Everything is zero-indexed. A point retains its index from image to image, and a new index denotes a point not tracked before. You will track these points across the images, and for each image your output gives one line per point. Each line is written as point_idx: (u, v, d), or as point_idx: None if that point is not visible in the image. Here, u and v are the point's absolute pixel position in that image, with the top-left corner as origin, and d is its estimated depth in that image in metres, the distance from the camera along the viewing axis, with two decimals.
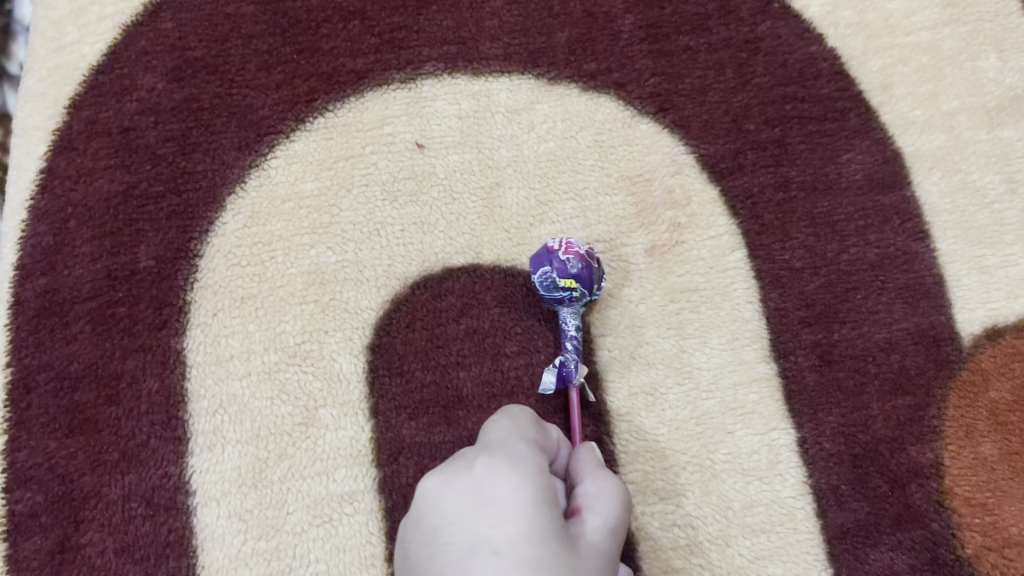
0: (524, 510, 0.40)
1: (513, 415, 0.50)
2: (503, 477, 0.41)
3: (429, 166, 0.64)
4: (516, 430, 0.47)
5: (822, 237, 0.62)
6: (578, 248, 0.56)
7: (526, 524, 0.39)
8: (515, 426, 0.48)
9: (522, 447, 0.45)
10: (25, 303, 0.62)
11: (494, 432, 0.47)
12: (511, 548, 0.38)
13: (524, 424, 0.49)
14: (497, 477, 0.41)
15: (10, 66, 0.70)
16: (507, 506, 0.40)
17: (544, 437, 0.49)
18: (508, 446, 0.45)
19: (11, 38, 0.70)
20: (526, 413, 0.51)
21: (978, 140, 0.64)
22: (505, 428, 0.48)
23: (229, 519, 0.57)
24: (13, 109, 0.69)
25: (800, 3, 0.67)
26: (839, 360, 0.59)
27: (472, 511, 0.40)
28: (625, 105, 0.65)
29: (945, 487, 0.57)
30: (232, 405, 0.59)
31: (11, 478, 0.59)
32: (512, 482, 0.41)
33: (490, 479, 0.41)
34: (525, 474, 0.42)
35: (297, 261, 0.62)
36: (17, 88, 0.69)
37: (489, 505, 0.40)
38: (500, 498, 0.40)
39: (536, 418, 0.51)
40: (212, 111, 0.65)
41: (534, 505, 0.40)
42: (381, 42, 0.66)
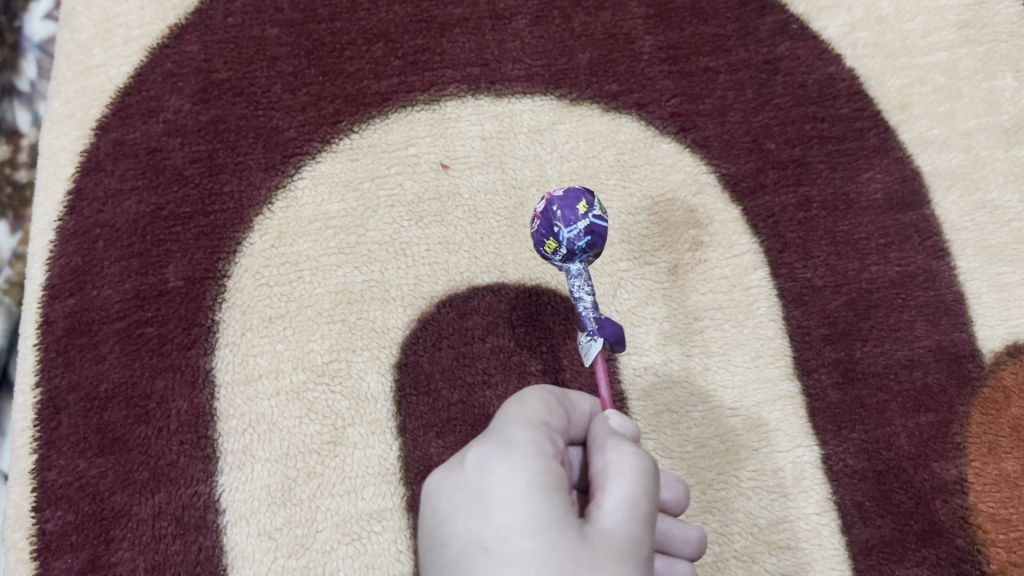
0: (514, 501, 0.39)
1: (530, 389, 0.46)
2: (494, 465, 0.40)
3: (453, 187, 0.65)
4: (523, 404, 0.44)
5: (843, 255, 0.62)
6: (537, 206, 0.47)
7: (515, 518, 0.38)
8: (525, 401, 0.44)
9: (520, 428, 0.42)
10: (54, 323, 0.62)
11: (499, 410, 0.44)
12: (501, 546, 0.38)
13: (539, 394, 0.45)
14: (487, 467, 0.40)
15: (21, 83, 0.72)
16: (497, 498, 0.39)
17: (561, 407, 0.45)
18: (509, 426, 0.42)
19: (20, 54, 0.73)
20: (540, 386, 0.46)
21: (995, 159, 0.65)
22: (513, 403, 0.44)
23: (259, 537, 0.58)
24: (25, 126, 0.72)
25: (818, 24, 0.68)
26: (862, 378, 0.60)
27: (464, 507, 0.39)
28: (647, 125, 0.66)
29: (969, 504, 0.57)
30: (261, 424, 0.60)
31: (40, 497, 0.59)
32: (503, 469, 0.40)
33: (483, 470, 0.40)
34: (516, 461, 0.40)
35: (324, 280, 0.63)
36: (30, 106, 0.72)
37: (479, 500, 0.39)
38: (491, 490, 0.39)
39: (556, 388, 0.47)
40: (238, 132, 0.66)
41: (528, 493, 0.39)
42: (405, 65, 0.67)
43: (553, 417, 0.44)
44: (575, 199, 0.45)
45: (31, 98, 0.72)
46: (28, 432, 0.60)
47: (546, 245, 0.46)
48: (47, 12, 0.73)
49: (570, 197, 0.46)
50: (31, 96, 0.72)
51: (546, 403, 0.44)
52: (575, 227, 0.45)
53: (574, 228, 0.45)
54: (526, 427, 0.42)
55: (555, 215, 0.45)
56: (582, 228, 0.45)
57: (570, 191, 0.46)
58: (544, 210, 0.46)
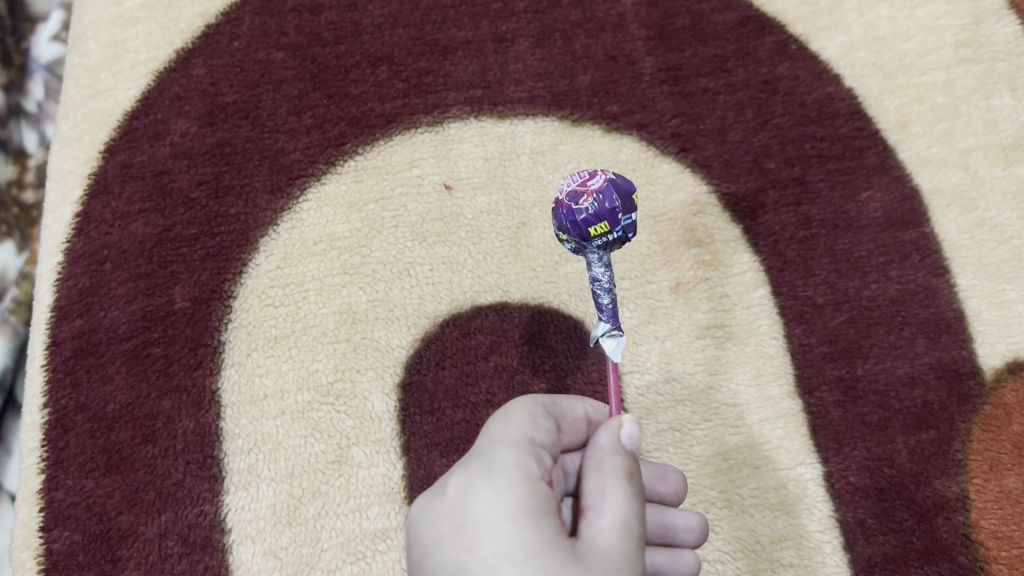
0: (500, 529, 0.39)
1: (514, 403, 0.46)
2: (478, 492, 0.41)
3: (457, 208, 0.66)
4: (505, 422, 0.44)
5: (843, 273, 0.63)
6: (571, 182, 0.43)
7: (502, 546, 0.39)
8: (507, 417, 0.45)
9: (505, 450, 0.42)
10: (61, 344, 0.63)
11: (485, 430, 0.45)
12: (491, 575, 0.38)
13: (525, 408, 0.46)
14: (471, 494, 0.41)
15: (28, 104, 0.73)
16: (483, 526, 0.39)
17: (550, 420, 0.46)
18: (494, 448, 0.43)
19: (28, 76, 0.74)
20: (524, 399, 0.47)
21: (994, 177, 0.65)
22: (497, 421, 0.45)
23: (264, 556, 0.58)
24: (31, 147, 0.73)
25: (816, 45, 0.69)
26: (864, 395, 0.60)
27: (450, 536, 0.40)
28: (648, 146, 0.67)
29: (971, 521, 0.57)
30: (267, 444, 0.60)
31: (48, 517, 0.59)
32: (486, 495, 0.40)
33: (466, 497, 0.41)
34: (500, 486, 0.40)
35: (328, 300, 0.64)
36: (37, 128, 0.73)
37: (465, 529, 0.40)
38: (475, 518, 0.40)
39: (544, 398, 0.48)
40: (244, 155, 0.67)
41: (514, 520, 0.39)
42: (409, 87, 0.68)
43: (540, 434, 0.45)
44: (629, 187, 0.43)
45: (38, 118, 0.73)
46: (35, 452, 0.61)
47: (592, 227, 0.42)
48: (54, 34, 0.75)
49: (624, 184, 0.43)
50: (38, 117, 0.73)
51: (533, 419, 0.45)
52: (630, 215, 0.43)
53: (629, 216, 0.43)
54: (511, 449, 0.42)
55: (601, 199, 0.42)
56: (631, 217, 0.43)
57: (619, 177, 0.43)
58: (592, 190, 0.42)
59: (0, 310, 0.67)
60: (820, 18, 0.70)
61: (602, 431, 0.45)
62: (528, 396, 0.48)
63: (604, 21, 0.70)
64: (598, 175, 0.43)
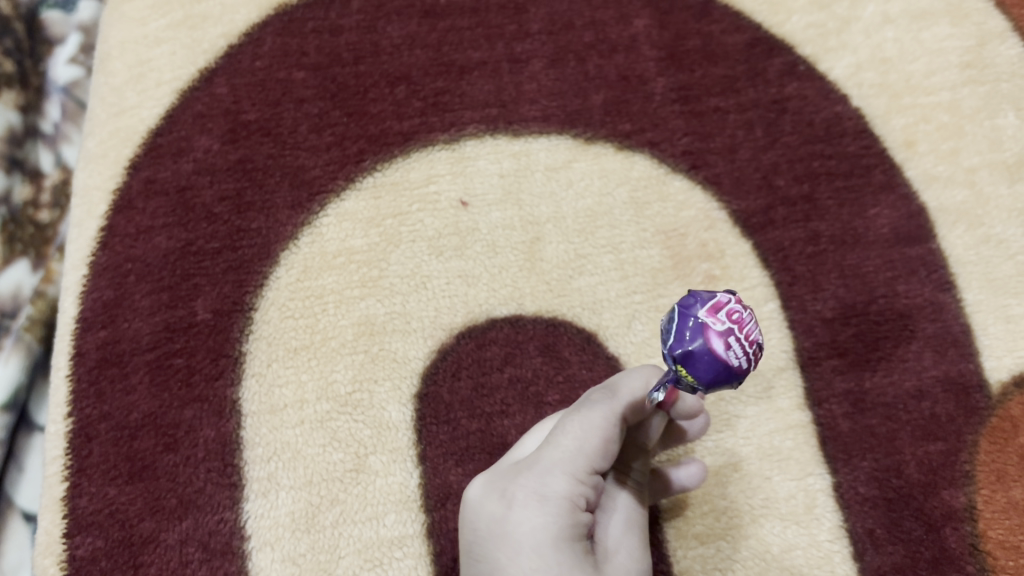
0: (542, 552, 0.44)
1: (598, 408, 0.48)
2: (529, 512, 0.45)
3: (473, 223, 0.67)
4: (574, 438, 0.47)
5: (852, 288, 0.64)
6: (729, 340, 0.37)
7: (541, 564, 0.44)
8: (580, 432, 0.47)
9: (563, 478, 0.46)
10: (85, 354, 0.65)
11: (556, 439, 0.48)
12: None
13: (604, 422, 0.47)
14: (524, 511, 0.45)
15: (44, 125, 0.75)
16: (527, 547, 0.44)
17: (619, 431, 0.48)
18: (554, 470, 0.46)
19: (45, 97, 0.75)
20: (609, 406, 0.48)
21: (999, 195, 0.67)
22: (568, 432, 0.47)
23: (282, 563, 0.59)
24: (47, 167, 0.74)
25: (824, 66, 0.71)
26: (872, 408, 0.61)
27: (496, 542, 0.45)
28: (659, 163, 0.68)
29: (978, 531, 0.58)
30: (286, 452, 0.61)
31: (70, 523, 0.60)
32: (536, 521, 0.45)
33: (519, 511, 0.46)
34: (550, 515, 0.45)
35: (347, 312, 0.65)
36: (55, 150, 0.74)
37: (511, 540, 0.45)
38: (523, 534, 0.45)
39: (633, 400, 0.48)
40: (265, 171, 0.69)
41: (557, 546, 0.44)
42: (426, 106, 0.70)
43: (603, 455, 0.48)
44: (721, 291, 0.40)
45: (54, 139, 0.75)
46: (59, 460, 0.62)
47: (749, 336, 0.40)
48: (72, 57, 0.77)
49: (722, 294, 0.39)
50: (55, 138, 0.75)
51: (605, 445, 0.47)
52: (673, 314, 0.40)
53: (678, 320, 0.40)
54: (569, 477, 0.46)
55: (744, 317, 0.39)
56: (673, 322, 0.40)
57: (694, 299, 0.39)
58: (734, 305, 0.38)
59: (14, 327, 0.67)
60: (828, 40, 0.72)
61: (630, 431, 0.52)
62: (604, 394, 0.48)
63: (616, 42, 0.72)
64: (711, 313, 0.38)
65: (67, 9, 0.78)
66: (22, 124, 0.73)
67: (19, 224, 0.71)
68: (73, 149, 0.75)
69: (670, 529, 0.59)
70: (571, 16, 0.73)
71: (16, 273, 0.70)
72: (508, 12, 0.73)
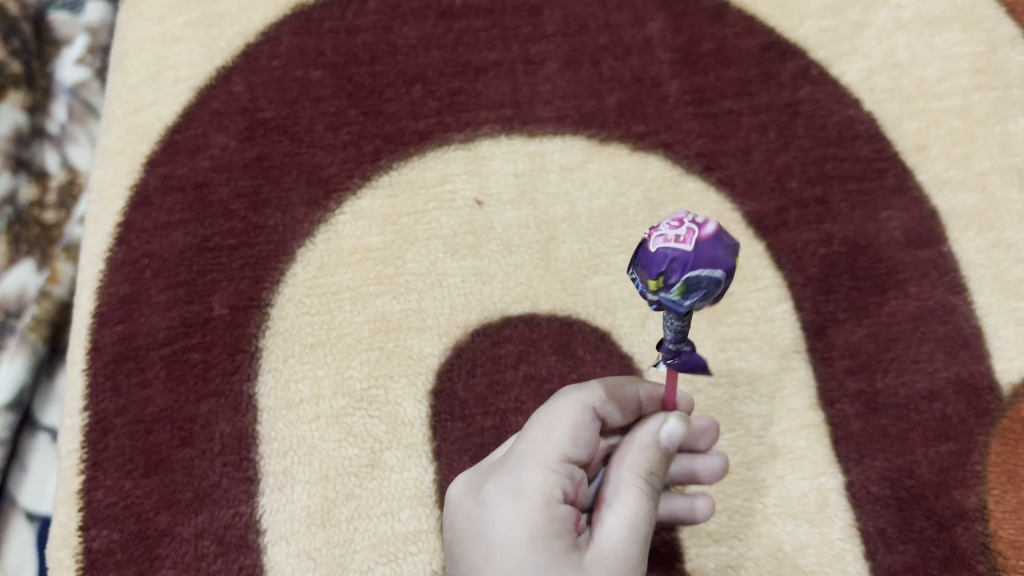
0: (516, 550, 0.46)
1: (566, 404, 0.50)
2: (503, 512, 0.47)
3: (487, 222, 0.68)
4: (544, 433, 0.49)
5: (864, 290, 0.65)
6: (698, 221, 0.38)
7: (516, 563, 0.45)
8: (549, 427, 0.49)
9: (535, 472, 0.48)
10: (102, 348, 0.65)
11: (529, 436, 0.50)
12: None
13: (572, 416, 0.50)
14: (497, 511, 0.47)
15: (51, 125, 0.75)
16: (500, 544, 0.46)
17: (595, 425, 0.50)
18: (526, 468, 0.48)
19: (51, 98, 0.76)
20: (576, 402, 0.50)
21: (1010, 199, 0.67)
22: (540, 429, 0.50)
23: (298, 557, 0.59)
24: (54, 167, 0.74)
25: (837, 70, 0.72)
26: (884, 408, 0.61)
27: (472, 541, 0.47)
28: (673, 164, 0.69)
29: (990, 531, 0.58)
30: (302, 447, 0.62)
31: (86, 516, 0.61)
32: (510, 519, 0.47)
33: (492, 511, 0.47)
34: (525, 513, 0.47)
35: (362, 309, 0.65)
36: (62, 150, 0.75)
37: (485, 540, 0.47)
38: (497, 533, 0.46)
39: (600, 394, 0.51)
40: (282, 168, 0.69)
41: (530, 543, 0.46)
42: (442, 106, 0.71)
43: (577, 447, 0.49)
44: (642, 267, 0.38)
45: (61, 140, 0.75)
46: (75, 454, 0.62)
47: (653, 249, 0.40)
48: (79, 58, 0.77)
49: (643, 263, 0.38)
50: (61, 139, 0.75)
51: (575, 436, 0.49)
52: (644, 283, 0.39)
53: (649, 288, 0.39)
54: (541, 471, 0.48)
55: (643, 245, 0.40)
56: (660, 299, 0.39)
57: (670, 261, 0.37)
58: (658, 233, 0.38)
59: (21, 327, 0.68)
60: (841, 44, 0.72)
61: (646, 427, 0.51)
62: (577, 390, 0.51)
63: (630, 45, 0.73)
64: (681, 241, 0.37)
65: (75, 10, 0.79)
66: (28, 124, 0.73)
67: (25, 225, 0.71)
68: (80, 150, 0.75)
69: (683, 527, 0.59)
70: (585, 18, 0.74)
71: (20, 274, 0.70)
72: (523, 14, 0.74)
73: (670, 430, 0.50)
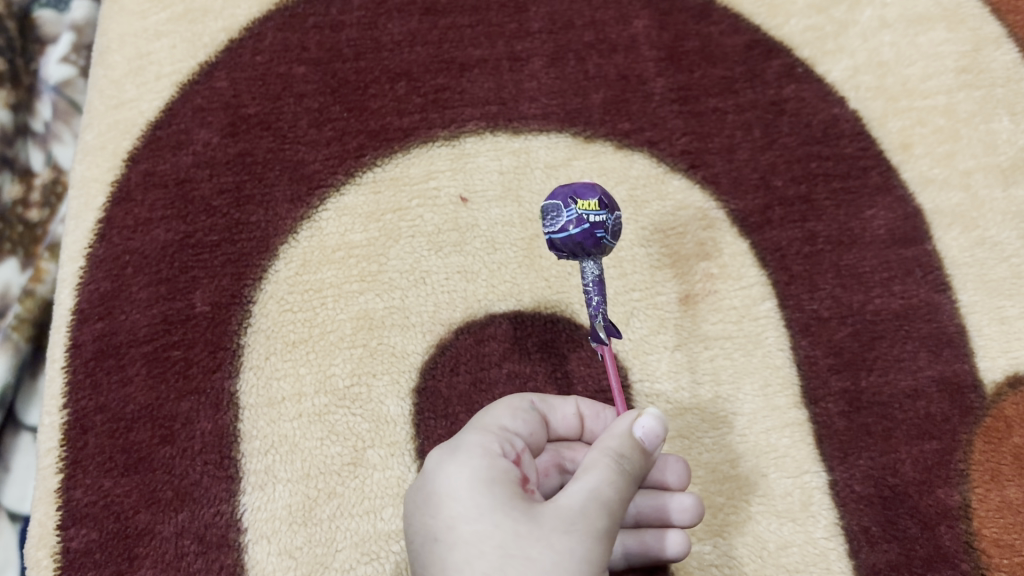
0: (458, 494, 0.45)
1: (507, 399, 0.54)
2: (445, 466, 0.46)
3: (472, 219, 0.68)
4: (483, 412, 0.52)
5: (848, 288, 0.65)
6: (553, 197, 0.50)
7: (459, 506, 0.44)
8: (490, 410, 0.52)
9: (473, 432, 0.49)
10: (82, 346, 0.64)
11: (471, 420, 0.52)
12: (448, 532, 0.44)
13: (511, 402, 0.53)
14: (440, 467, 0.47)
15: (35, 124, 0.74)
16: (444, 493, 0.45)
17: (535, 414, 0.53)
18: (465, 434, 0.49)
19: (36, 97, 0.75)
20: (516, 397, 0.54)
21: (994, 198, 0.67)
22: (483, 412, 0.52)
23: (279, 556, 0.59)
24: (38, 167, 0.74)
25: (822, 68, 0.72)
26: (868, 406, 0.61)
27: (422, 506, 0.46)
28: (658, 162, 0.69)
29: (973, 529, 0.58)
30: (283, 446, 0.61)
31: (65, 515, 0.60)
32: (452, 470, 0.46)
33: (435, 471, 0.47)
34: (463, 462, 0.46)
35: (346, 306, 0.65)
36: (46, 150, 0.74)
37: (432, 498, 0.46)
38: (441, 487, 0.46)
39: (537, 395, 0.55)
40: (265, 165, 0.69)
41: (471, 485, 0.45)
42: (426, 102, 0.70)
43: (516, 423, 0.51)
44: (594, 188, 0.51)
45: (45, 139, 0.74)
46: (54, 452, 0.62)
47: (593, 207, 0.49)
48: (64, 57, 0.76)
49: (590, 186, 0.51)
50: (45, 137, 0.74)
51: (514, 413, 0.52)
52: (574, 211, 0.49)
53: (586, 229, 0.49)
54: (478, 431, 0.49)
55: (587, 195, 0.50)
56: (612, 216, 0.50)
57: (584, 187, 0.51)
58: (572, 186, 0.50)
59: (1, 327, 0.67)
60: (825, 43, 0.73)
61: (623, 421, 0.49)
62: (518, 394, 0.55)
63: (616, 42, 0.73)
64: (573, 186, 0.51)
65: (59, 8, 0.78)
66: (11, 123, 0.72)
67: (9, 224, 0.71)
68: (63, 149, 0.74)
69: None
70: (571, 16, 0.74)
71: (3, 274, 0.69)
72: (508, 11, 0.74)
73: (646, 424, 0.48)
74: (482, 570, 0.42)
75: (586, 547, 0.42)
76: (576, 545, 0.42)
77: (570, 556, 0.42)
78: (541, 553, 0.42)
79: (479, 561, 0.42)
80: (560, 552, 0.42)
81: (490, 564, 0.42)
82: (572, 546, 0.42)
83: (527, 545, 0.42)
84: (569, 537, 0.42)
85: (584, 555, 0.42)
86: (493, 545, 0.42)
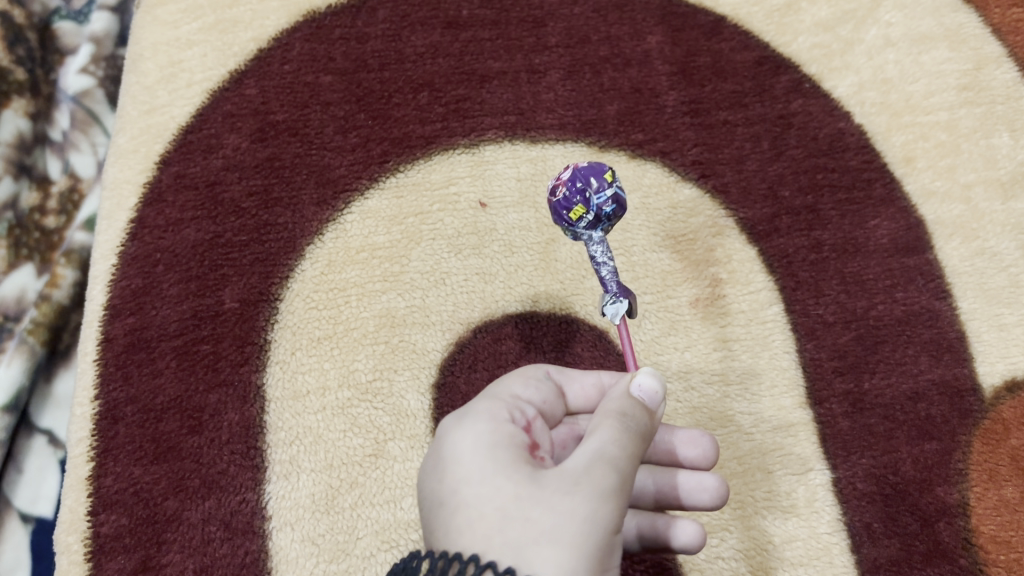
0: (462, 459, 0.46)
1: (525, 370, 0.57)
2: (452, 434, 0.48)
3: (490, 224, 0.70)
4: (501, 380, 0.55)
5: (852, 294, 0.67)
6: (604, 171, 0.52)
7: (462, 473, 0.46)
8: (509, 380, 0.55)
9: (483, 399, 0.51)
10: (114, 339, 0.67)
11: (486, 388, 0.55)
12: (452, 497, 0.45)
13: (526, 373, 0.56)
14: (447, 434, 0.49)
15: (53, 132, 0.77)
16: (450, 459, 0.47)
17: (547, 383, 0.56)
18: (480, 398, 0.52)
19: (55, 105, 0.78)
20: (533, 371, 0.57)
21: (993, 210, 0.70)
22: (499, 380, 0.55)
23: (302, 543, 0.61)
24: (54, 176, 0.77)
25: (828, 84, 0.74)
26: (871, 407, 0.64)
27: (432, 474, 0.48)
28: (670, 171, 0.71)
29: (972, 526, 0.60)
30: (307, 437, 0.64)
31: (96, 501, 0.62)
32: (459, 437, 0.48)
33: (445, 439, 0.49)
34: (468, 429, 0.48)
35: (369, 305, 0.68)
36: (64, 158, 0.77)
37: (440, 465, 0.47)
38: (448, 453, 0.47)
39: (553, 368, 0.58)
40: (292, 169, 0.71)
41: (475, 450, 0.47)
42: (448, 112, 0.73)
43: (528, 391, 0.54)
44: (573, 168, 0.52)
45: (62, 147, 0.77)
46: (85, 442, 0.64)
47: None
48: (83, 66, 0.79)
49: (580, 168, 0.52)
50: (63, 146, 0.77)
51: (528, 384, 0.55)
52: None
53: None
54: (489, 399, 0.51)
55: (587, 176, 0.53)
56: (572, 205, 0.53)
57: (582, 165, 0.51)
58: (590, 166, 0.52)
59: (20, 330, 0.69)
60: (832, 60, 0.75)
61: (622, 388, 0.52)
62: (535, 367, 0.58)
63: (630, 57, 0.75)
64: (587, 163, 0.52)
65: (79, 20, 0.81)
66: (30, 130, 0.76)
67: (25, 229, 0.74)
68: (81, 158, 0.77)
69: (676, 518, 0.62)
70: (587, 31, 0.77)
71: (21, 278, 0.73)
72: (527, 26, 0.77)
73: (642, 383, 0.51)
74: (484, 532, 0.43)
75: (591, 506, 0.43)
76: (579, 506, 0.43)
77: (571, 516, 0.43)
78: (541, 514, 0.43)
79: (479, 524, 0.43)
80: (562, 513, 0.42)
81: (490, 524, 0.43)
82: (574, 507, 0.43)
83: (528, 507, 0.43)
84: (571, 497, 0.43)
85: (588, 514, 0.43)
86: (494, 507, 0.43)
